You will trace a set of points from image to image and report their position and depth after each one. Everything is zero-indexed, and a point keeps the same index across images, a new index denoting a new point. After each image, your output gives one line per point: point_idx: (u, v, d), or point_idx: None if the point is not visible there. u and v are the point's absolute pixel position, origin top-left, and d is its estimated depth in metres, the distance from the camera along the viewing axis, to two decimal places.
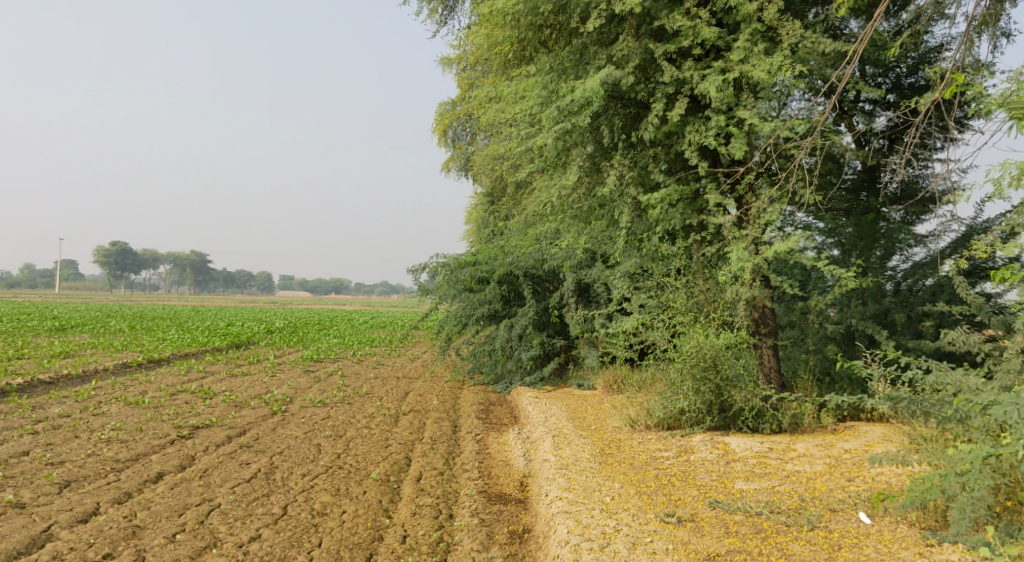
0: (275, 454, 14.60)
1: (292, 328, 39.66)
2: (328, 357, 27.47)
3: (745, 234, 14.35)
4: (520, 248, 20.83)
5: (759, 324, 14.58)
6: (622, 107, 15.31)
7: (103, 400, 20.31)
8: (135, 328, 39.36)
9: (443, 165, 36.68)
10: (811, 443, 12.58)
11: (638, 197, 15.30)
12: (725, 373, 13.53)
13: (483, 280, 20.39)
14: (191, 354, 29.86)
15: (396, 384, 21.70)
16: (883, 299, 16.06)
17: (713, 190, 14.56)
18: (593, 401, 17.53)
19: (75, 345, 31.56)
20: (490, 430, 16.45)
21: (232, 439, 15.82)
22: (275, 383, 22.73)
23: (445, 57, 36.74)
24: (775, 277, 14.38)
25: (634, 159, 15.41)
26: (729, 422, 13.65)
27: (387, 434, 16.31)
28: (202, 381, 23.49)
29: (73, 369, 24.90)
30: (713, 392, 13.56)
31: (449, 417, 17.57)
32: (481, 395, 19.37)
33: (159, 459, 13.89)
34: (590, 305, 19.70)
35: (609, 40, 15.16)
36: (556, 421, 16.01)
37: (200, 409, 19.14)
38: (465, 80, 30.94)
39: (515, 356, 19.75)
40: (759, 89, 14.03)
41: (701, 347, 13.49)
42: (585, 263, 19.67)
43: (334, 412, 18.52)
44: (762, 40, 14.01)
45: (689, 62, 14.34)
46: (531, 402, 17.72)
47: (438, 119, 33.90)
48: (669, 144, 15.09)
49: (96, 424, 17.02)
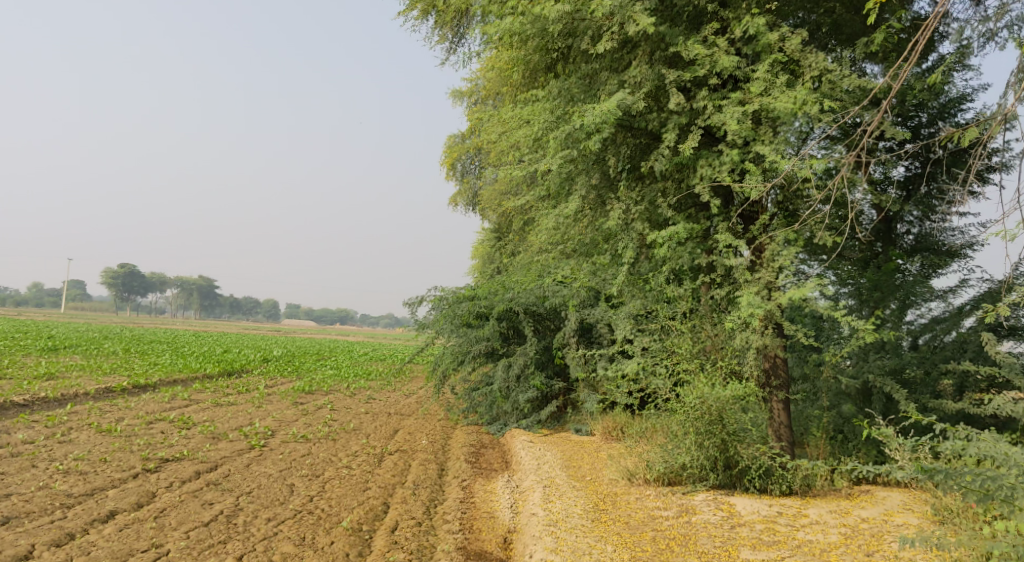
0: (243, 494, 13.54)
1: (289, 358, 38.57)
2: (320, 389, 26.36)
3: (757, 278, 13.34)
4: (521, 283, 19.76)
5: (770, 375, 13.61)
6: (631, 137, 14.32)
7: (74, 426, 19.28)
8: (128, 351, 38.30)
9: (450, 197, 35.70)
10: (824, 509, 11.44)
11: (644, 233, 14.27)
12: (732, 428, 12.39)
13: (482, 316, 19.43)
14: (179, 379, 28.80)
15: (386, 420, 20.62)
16: (904, 353, 14.94)
17: (725, 229, 13.56)
18: (592, 448, 16.42)
19: (61, 365, 30.61)
20: (478, 476, 15.33)
21: (201, 475, 14.76)
22: (259, 414, 21.66)
23: (456, 89, 35.86)
24: (790, 325, 13.33)
25: (642, 193, 14.42)
26: (734, 481, 12.53)
27: (367, 475, 15.21)
28: (184, 409, 22.44)
29: (51, 391, 23.89)
30: (718, 448, 12.42)
31: (437, 459, 16.47)
32: (474, 436, 18.28)
33: (115, 495, 12.87)
34: (591, 347, 18.58)
35: (621, 66, 14.20)
36: (549, 469, 14.94)
37: (174, 439, 18.09)
38: (475, 113, 30.08)
39: (512, 398, 18.63)
40: (778, 123, 13.03)
41: (705, 399, 12.36)
42: (588, 303, 18.62)
43: (315, 449, 17.45)
44: (784, 71, 13.03)
45: (705, 92, 13.28)
46: (524, 447, 16.60)
47: (446, 152, 32.98)
48: (680, 177, 14.10)
49: (59, 453, 15.99)
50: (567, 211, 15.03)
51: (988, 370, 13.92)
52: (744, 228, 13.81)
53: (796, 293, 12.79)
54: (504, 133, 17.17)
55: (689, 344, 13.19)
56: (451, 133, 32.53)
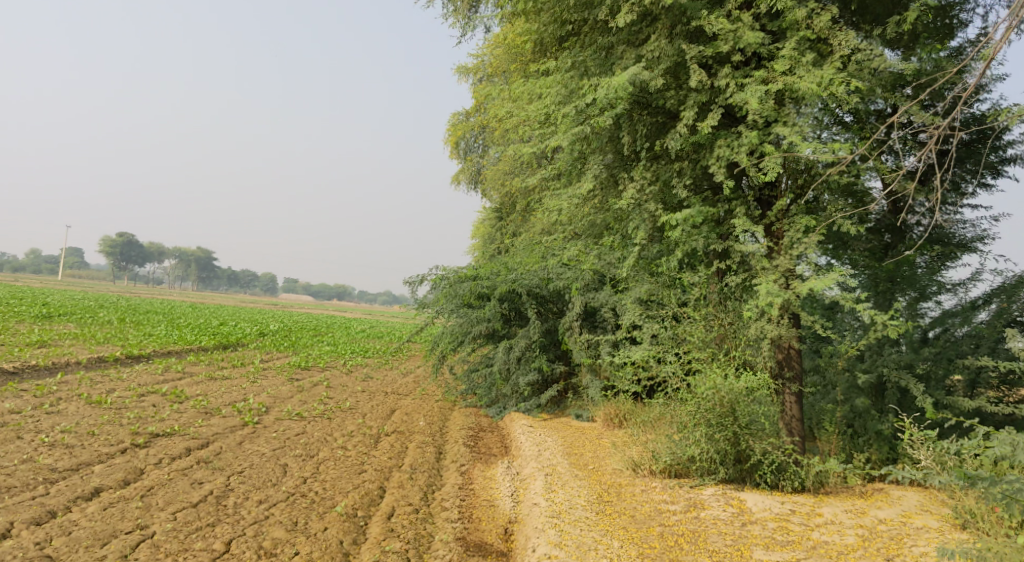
0: (234, 473, 13.08)
1: (285, 332, 38.05)
2: (316, 366, 25.84)
3: (774, 265, 12.84)
4: (525, 265, 19.22)
5: (784, 367, 13.20)
6: (647, 114, 13.77)
7: (64, 397, 18.79)
8: (123, 321, 37.75)
9: (452, 176, 35.10)
10: (839, 508, 10.98)
11: (657, 214, 13.74)
12: (744, 420, 11.92)
13: (484, 296, 18.89)
14: (173, 351, 28.30)
15: (383, 400, 20.14)
16: (921, 348, 14.41)
17: (743, 214, 13.04)
18: (593, 435, 15.98)
19: (54, 333, 30.08)
20: (477, 461, 14.87)
21: (192, 452, 14.29)
22: (253, 390, 21.17)
23: (462, 65, 35.21)
24: (806, 315, 12.85)
25: (657, 173, 13.87)
26: (744, 475, 12.08)
27: (363, 457, 14.75)
28: (177, 382, 21.93)
29: (42, 359, 23.37)
30: (729, 441, 11.96)
31: (435, 442, 16.00)
32: (472, 419, 17.81)
33: (101, 471, 12.40)
34: (595, 331, 18.08)
35: (639, 40, 13.63)
36: (550, 456, 14.50)
37: (165, 413, 17.61)
38: (481, 92, 29.44)
39: (512, 380, 18.16)
40: (802, 103, 12.46)
41: (717, 390, 11.89)
42: (593, 287, 18.03)
43: (309, 427, 16.97)
44: (810, 49, 12.47)
45: (727, 68, 12.70)
46: (525, 432, 16.14)
47: (451, 130, 32.37)
48: (697, 158, 13.55)
49: (45, 424, 15.49)
50: (578, 189, 14.49)
51: (1008, 367, 13.44)
52: (761, 214, 13.28)
53: (815, 282, 12.29)
54: (514, 108, 16.61)
55: (702, 332, 12.69)
56: (456, 111, 31.90)
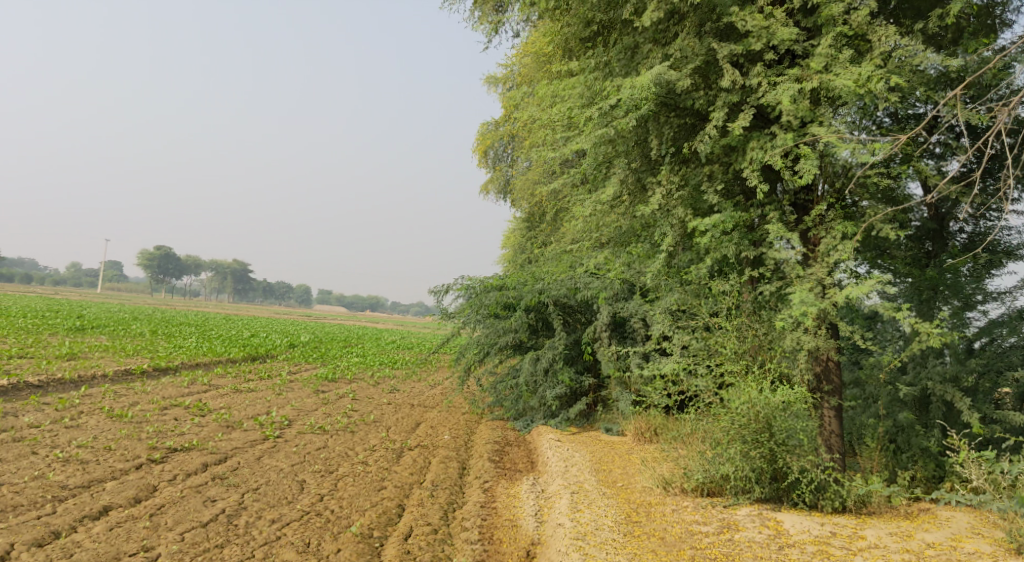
0: (249, 490, 12.66)
1: (315, 344, 37.74)
2: (344, 378, 25.44)
3: (810, 272, 12.21)
4: (552, 274, 18.74)
5: (822, 380, 12.60)
6: (675, 116, 13.21)
7: (85, 411, 18.50)
8: (156, 333, 37.63)
9: (482, 185, 34.64)
10: (882, 531, 10.37)
11: (687, 220, 13.16)
12: (780, 437, 11.32)
13: (510, 307, 18.38)
14: (201, 363, 28.03)
15: (408, 412, 19.67)
16: (968, 359, 13.66)
17: (777, 219, 12.41)
18: (623, 450, 15.40)
19: (84, 345, 29.95)
20: (502, 477, 14.34)
21: (208, 468, 13.90)
22: (278, 402, 20.79)
23: (492, 74, 34.78)
24: (845, 325, 12.23)
25: (686, 177, 13.27)
26: (781, 494, 11.47)
27: (383, 473, 14.27)
28: (201, 395, 21.59)
29: (69, 372, 23.16)
30: (765, 458, 11.37)
31: (459, 457, 15.49)
32: (498, 433, 17.29)
33: (112, 488, 12.08)
34: (624, 342, 17.50)
35: (667, 39, 13.08)
36: (577, 473, 13.95)
37: (186, 427, 17.25)
38: (509, 100, 28.96)
39: (539, 392, 17.60)
40: (838, 103, 11.85)
41: (752, 405, 11.34)
42: (622, 296, 17.51)
43: (331, 442, 16.55)
44: (847, 46, 11.86)
45: (759, 67, 12.11)
46: (551, 447, 15.59)
47: (479, 139, 31.90)
48: (728, 161, 12.94)
49: (62, 439, 15.18)
50: (604, 195, 13.97)
51: None
52: (796, 219, 12.66)
53: (855, 291, 11.65)
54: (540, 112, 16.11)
55: (734, 344, 12.08)
56: (484, 120, 31.44)
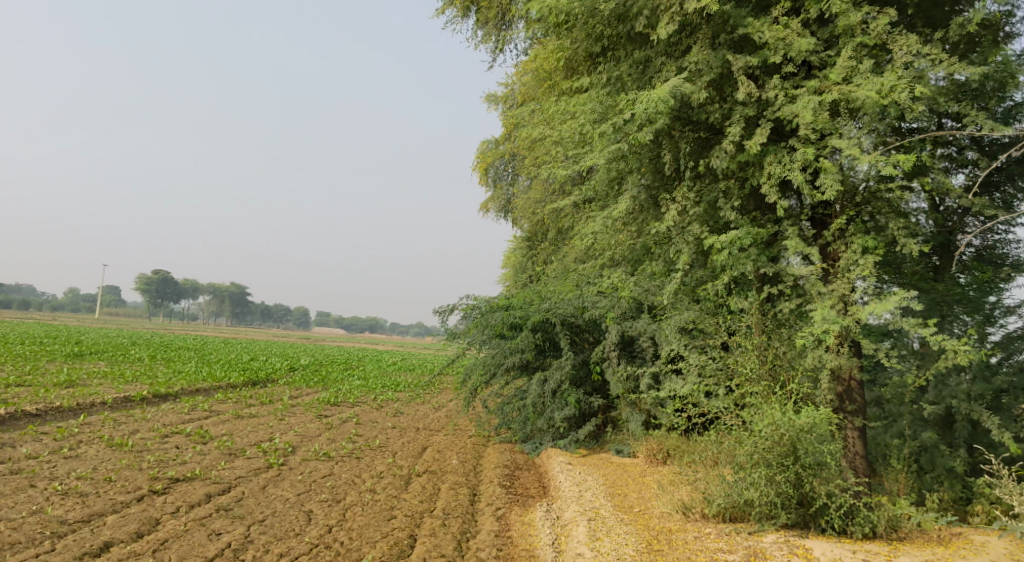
0: (255, 522, 12.26)
1: (315, 367, 37.27)
2: (346, 401, 24.96)
3: (831, 289, 11.83)
4: (559, 294, 18.32)
5: (844, 400, 12.19)
6: (689, 130, 12.86)
7: (83, 440, 18.03)
8: (154, 358, 37.18)
9: (482, 203, 34.30)
10: (917, 559, 10.33)
11: (702, 236, 12.78)
12: (806, 461, 10.93)
13: (517, 327, 17.98)
14: (201, 389, 27.56)
15: (413, 436, 19.24)
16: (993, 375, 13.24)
17: (796, 235, 12.04)
18: (635, 473, 14.99)
19: (82, 372, 29.47)
20: (514, 504, 13.91)
21: (212, 498, 13.48)
22: (280, 428, 20.35)
23: (491, 93, 34.49)
24: (868, 343, 11.82)
25: (701, 193, 12.91)
26: (807, 520, 11.10)
27: (392, 501, 13.85)
28: (202, 421, 21.13)
29: (65, 399, 22.68)
30: (791, 483, 10.98)
31: (469, 483, 15.07)
32: (507, 456, 16.87)
33: (114, 522, 11.67)
34: (634, 362, 17.10)
35: (679, 52, 12.76)
36: (592, 498, 13.54)
37: (187, 456, 16.80)
38: (510, 118, 28.65)
39: (547, 414, 17.18)
40: (859, 114, 11.50)
41: (777, 429, 10.94)
42: (630, 315, 17.17)
43: (336, 469, 16.12)
44: (867, 56, 11.53)
45: (776, 79, 11.78)
46: (563, 471, 15.17)
47: (479, 158, 31.59)
48: (744, 176, 12.58)
49: (61, 470, 14.74)
50: (616, 211, 13.60)
51: None
52: (815, 234, 12.26)
53: (878, 308, 11.24)
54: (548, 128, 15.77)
55: (754, 364, 11.67)
56: (484, 138, 31.11)
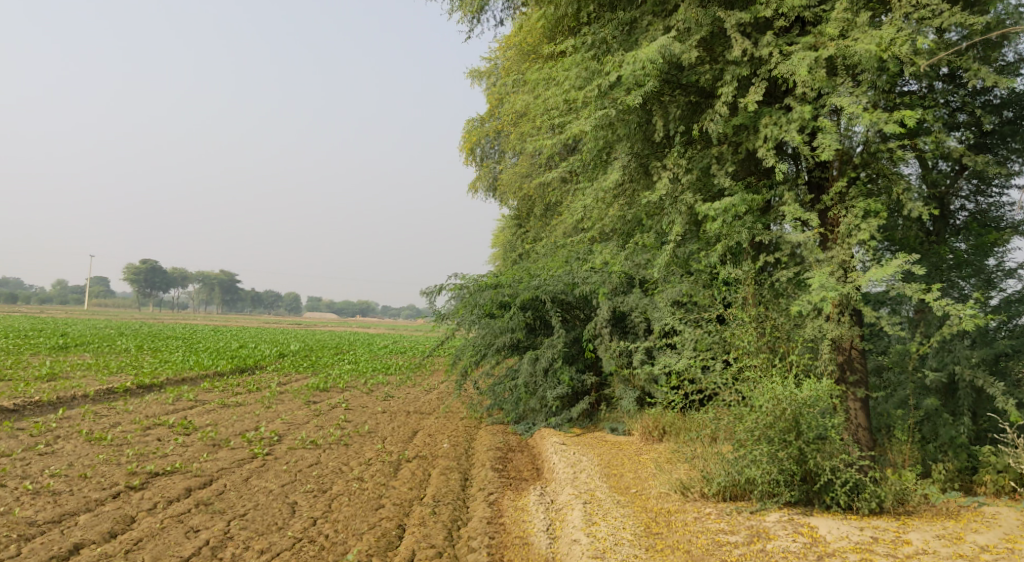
0: (236, 516, 11.80)
1: (305, 352, 36.65)
2: (335, 387, 24.40)
3: (830, 256, 11.31)
4: (548, 271, 17.75)
5: (847, 370, 11.69)
6: (679, 93, 12.31)
7: (61, 435, 17.46)
8: (142, 349, 36.55)
9: (469, 183, 33.66)
10: (928, 534, 9.78)
11: (695, 204, 12.24)
12: (810, 435, 10.45)
13: (506, 306, 17.45)
14: (187, 379, 26.95)
15: (404, 421, 18.71)
16: (998, 339, 12.72)
17: (792, 200, 11.51)
18: (630, 452, 14.50)
19: (65, 365, 28.83)
20: (507, 488, 13.42)
21: (192, 492, 12.97)
22: (267, 417, 19.79)
23: (476, 69, 33.86)
24: (871, 311, 11.30)
25: (693, 159, 12.35)
26: (811, 496, 10.63)
27: (380, 489, 13.35)
28: (187, 412, 20.55)
29: (46, 394, 22.07)
30: (794, 460, 10.50)
31: (460, 467, 14.57)
32: (499, 438, 16.36)
33: (86, 522, 11.33)
34: (627, 338, 16.57)
35: (667, 12, 12.18)
36: (587, 480, 13.05)
37: (169, 448, 16.25)
38: (495, 94, 28.01)
39: (539, 394, 16.66)
40: (856, 70, 10.96)
41: (779, 404, 10.46)
42: (621, 290, 16.63)
43: (323, 457, 15.59)
44: (863, 9, 11.00)
45: (769, 36, 11.23)
46: (556, 452, 14.66)
47: (465, 137, 30.97)
48: (738, 140, 12.03)
49: (35, 467, 14.19)
50: (606, 182, 13.06)
51: None
52: (812, 198, 11.73)
53: (879, 273, 10.72)
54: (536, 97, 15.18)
55: (752, 337, 11.16)
56: (470, 116, 30.49)
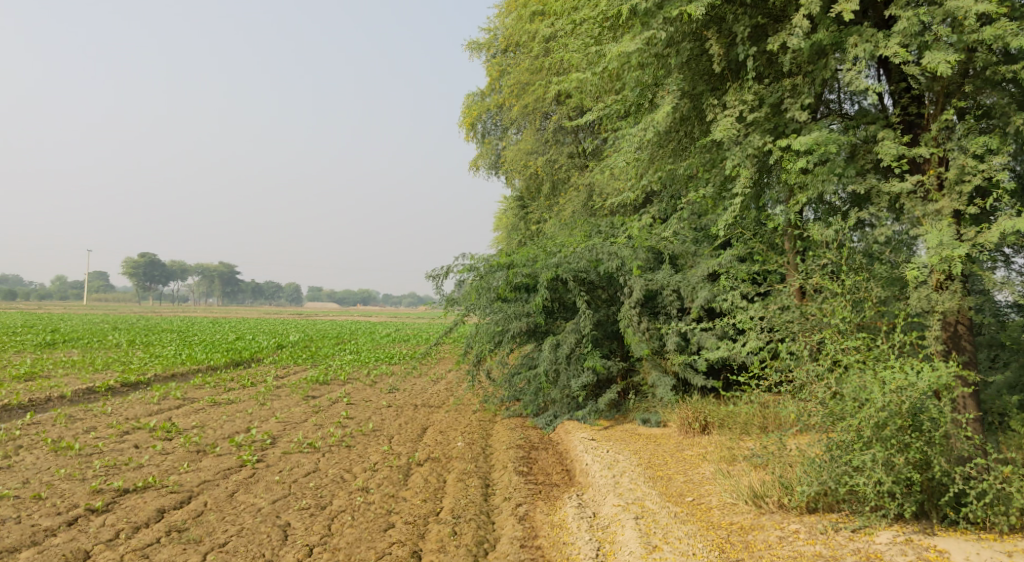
0: (214, 549, 9.97)
1: (305, 343, 34.30)
2: (336, 380, 22.20)
3: (937, 208, 9.29)
4: (568, 245, 15.51)
5: (953, 350, 9.38)
6: (744, 14, 10.29)
7: (25, 443, 15.27)
8: (133, 342, 34.18)
9: (472, 163, 31.46)
10: None
11: (764, 148, 10.25)
12: (927, 432, 8.39)
13: (522, 286, 15.20)
14: (176, 374, 24.68)
15: (411, 417, 16.53)
16: None
17: (889, 137, 9.47)
18: (671, 447, 12.30)
19: (47, 362, 26.60)
20: (538, 495, 11.35)
21: (166, 511, 10.96)
22: (259, 416, 17.59)
23: (474, 42, 31.69)
24: (989, 274, 9.18)
25: (762, 93, 10.28)
26: (926, 509, 8.55)
27: (391, 500, 11.29)
28: (170, 413, 18.31)
29: (15, 396, 19.80)
30: (910, 465, 8.41)
31: (480, 470, 12.48)
32: (520, 434, 14.23)
33: None
34: (658, 318, 14.34)
35: None
36: (630, 485, 10.94)
37: (145, 456, 14.08)
38: (497, 64, 25.80)
39: (563, 384, 14.44)
40: None
41: (890, 393, 8.40)
42: (650, 267, 14.50)
43: (321, 462, 13.48)
44: None
45: None
46: (589, 451, 12.50)
47: (465, 112, 28.70)
48: (818, 68, 9.99)
49: None
50: (654, 125, 10.94)
51: None
52: (908, 138, 9.71)
53: (1015, 225, 8.78)
54: (565, 37, 13.05)
55: (844, 312, 9.07)
56: (471, 90, 28.30)
